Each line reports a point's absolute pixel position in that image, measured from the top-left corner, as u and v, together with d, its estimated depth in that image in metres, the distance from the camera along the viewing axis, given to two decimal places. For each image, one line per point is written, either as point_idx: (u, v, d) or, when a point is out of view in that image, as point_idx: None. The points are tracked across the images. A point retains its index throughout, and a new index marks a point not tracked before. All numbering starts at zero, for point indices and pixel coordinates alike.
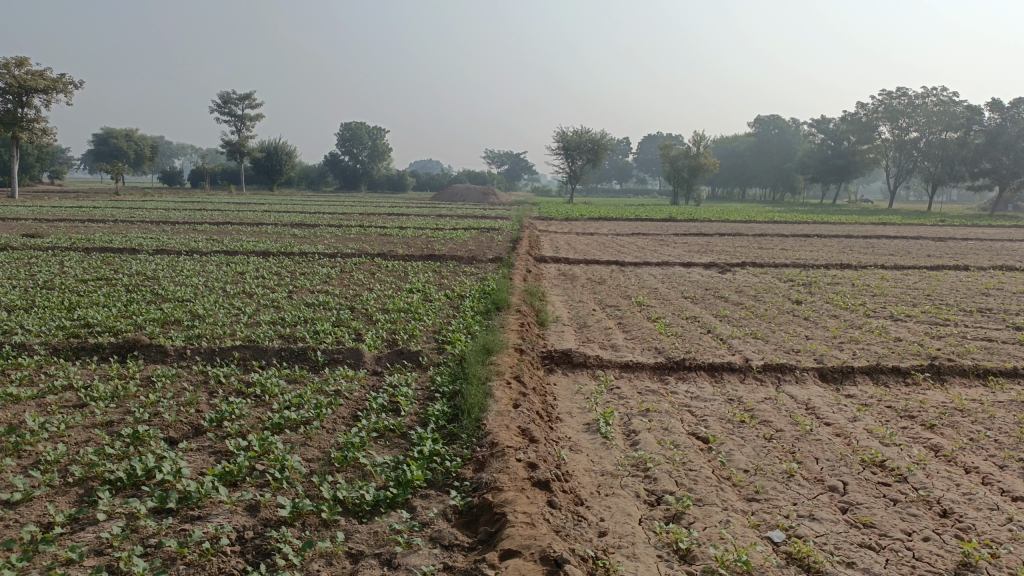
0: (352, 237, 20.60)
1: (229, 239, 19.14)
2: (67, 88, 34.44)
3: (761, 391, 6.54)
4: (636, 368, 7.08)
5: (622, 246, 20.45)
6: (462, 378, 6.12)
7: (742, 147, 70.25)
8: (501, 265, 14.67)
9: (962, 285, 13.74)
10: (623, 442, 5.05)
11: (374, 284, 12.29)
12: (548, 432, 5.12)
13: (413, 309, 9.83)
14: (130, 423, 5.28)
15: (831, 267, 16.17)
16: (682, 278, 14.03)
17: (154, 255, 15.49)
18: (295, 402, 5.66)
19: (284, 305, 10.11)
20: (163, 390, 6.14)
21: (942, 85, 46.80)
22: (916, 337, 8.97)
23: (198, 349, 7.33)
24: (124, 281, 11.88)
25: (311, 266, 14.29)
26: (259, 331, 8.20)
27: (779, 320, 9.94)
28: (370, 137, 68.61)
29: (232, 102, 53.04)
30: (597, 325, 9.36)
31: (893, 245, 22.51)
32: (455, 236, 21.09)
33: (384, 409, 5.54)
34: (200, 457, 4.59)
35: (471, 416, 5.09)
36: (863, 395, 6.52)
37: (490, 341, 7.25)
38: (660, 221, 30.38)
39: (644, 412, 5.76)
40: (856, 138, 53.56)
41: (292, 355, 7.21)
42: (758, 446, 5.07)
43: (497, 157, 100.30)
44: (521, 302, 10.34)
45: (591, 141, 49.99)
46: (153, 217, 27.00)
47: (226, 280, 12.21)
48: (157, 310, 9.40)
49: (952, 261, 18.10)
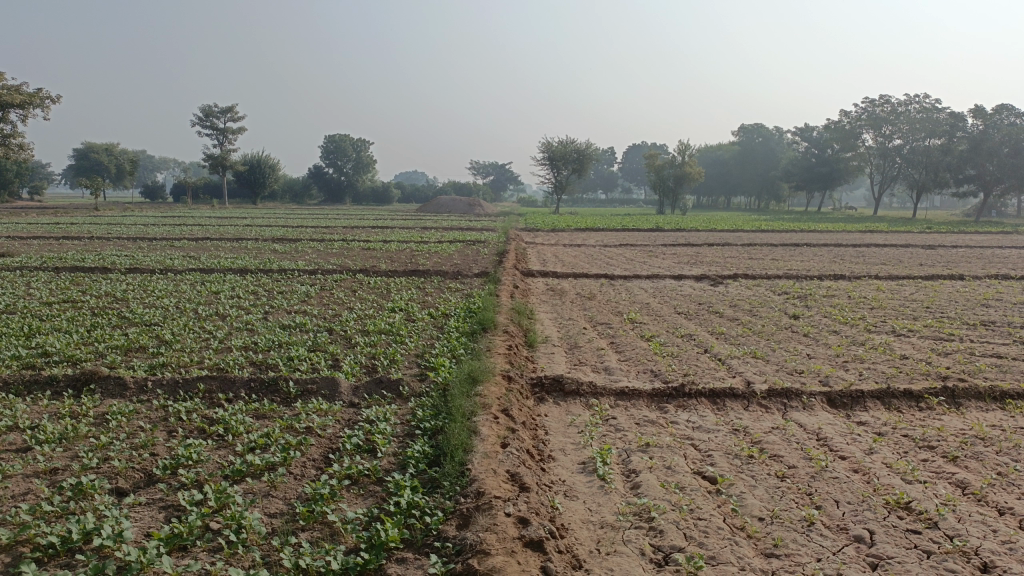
0: (334, 252, 20.06)
1: (206, 255, 18.58)
2: (43, 103, 33.77)
3: (767, 419, 6.09)
4: (632, 395, 6.61)
5: (610, 258, 20.05)
6: (444, 413, 5.63)
7: (727, 156, 70.29)
8: (487, 280, 14.21)
9: (960, 295, 13.39)
10: (623, 485, 4.58)
11: (354, 303, 11.75)
12: (540, 476, 4.65)
13: (394, 330, 9.33)
14: (75, 471, 4.74)
15: (824, 277, 15.83)
16: (674, 292, 13.60)
17: (126, 274, 14.94)
18: (261, 443, 5.14)
19: (258, 327, 9.57)
20: (117, 430, 5.59)
21: (924, 93, 46.96)
22: (922, 354, 8.54)
23: (161, 380, 6.78)
24: (91, 303, 11.31)
25: (291, 284, 13.75)
26: (229, 358, 7.66)
27: (778, 336, 9.50)
28: (354, 149, 68.02)
29: (213, 115, 52.45)
30: (588, 345, 8.89)
31: (884, 254, 22.22)
32: (440, 250, 20.65)
33: (359, 450, 5.03)
34: (148, 516, 4.06)
35: (454, 460, 4.60)
36: (875, 422, 6.09)
37: (475, 368, 6.77)
38: (647, 232, 30.06)
39: (645, 447, 5.28)
40: (840, 145, 53.64)
41: (262, 387, 6.67)
42: (771, 487, 4.61)
43: (482, 167, 99.94)
44: (508, 321, 9.85)
45: (576, 151, 49.67)
46: (131, 232, 26.38)
47: (199, 301, 11.66)
48: (121, 336, 8.83)
49: (945, 270, 17.81)
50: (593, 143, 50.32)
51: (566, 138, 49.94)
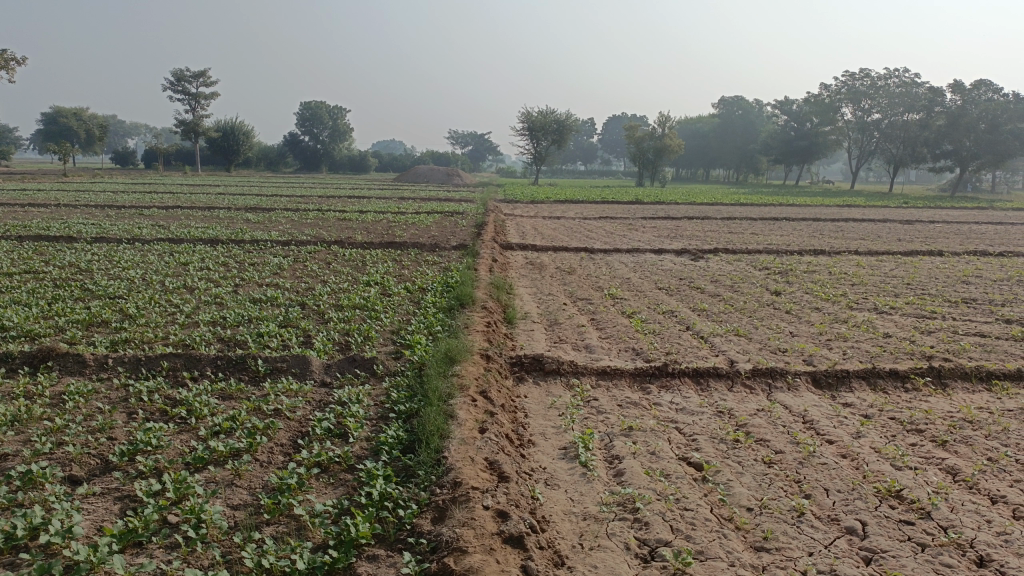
0: (309, 222, 19.63)
1: (176, 225, 18.09)
2: (8, 65, 32.65)
3: (752, 401, 5.93)
4: (614, 375, 6.42)
5: (590, 230, 19.86)
6: (420, 395, 5.40)
7: (707, 128, 70.02)
8: (465, 253, 13.94)
9: (940, 272, 13.35)
10: (606, 473, 4.39)
11: (329, 275, 11.44)
12: (520, 464, 4.44)
13: (370, 305, 9.06)
14: (26, 457, 4.44)
15: (804, 252, 15.73)
16: (655, 267, 13.41)
17: (92, 244, 14.47)
18: (225, 427, 4.87)
19: (227, 301, 9.23)
20: (74, 412, 5.29)
21: (904, 67, 46.79)
22: (906, 333, 8.43)
23: (122, 358, 6.46)
24: (53, 274, 10.88)
25: (263, 255, 13.39)
26: (195, 334, 7.35)
27: (761, 313, 9.35)
28: (331, 117, 66.89)
29: (185, 80, 51.17)
30: (568, 322, 8.68)
31: (863, 229, 22.21)
32: (418, 221, 20.31)
33: (329, 435, 4.79)
34: (102, 509, 3.80)
35: (429, 446, 4.38)
36: (862, 404, 5.95)
37: (453, 347, 6.53)
38: (626, 204, 29.82)
39: (628, 431, 5.10)
40: (818, 118, 53.60)
41: (229, 365, 6.39)
42: (759, 473, 4.45)
43: (461, 137, 98.94)
44: (487, 296, 9.60)
45: (556, 122, 49.17)
46: (99, 200, 25.70)
47: (167, 273, 11.28)
48: (83, 310, 8.46)
49: (924, 245, 17.77)
50: (573, 114, 49.83)
51: (546, 108, 49.35)
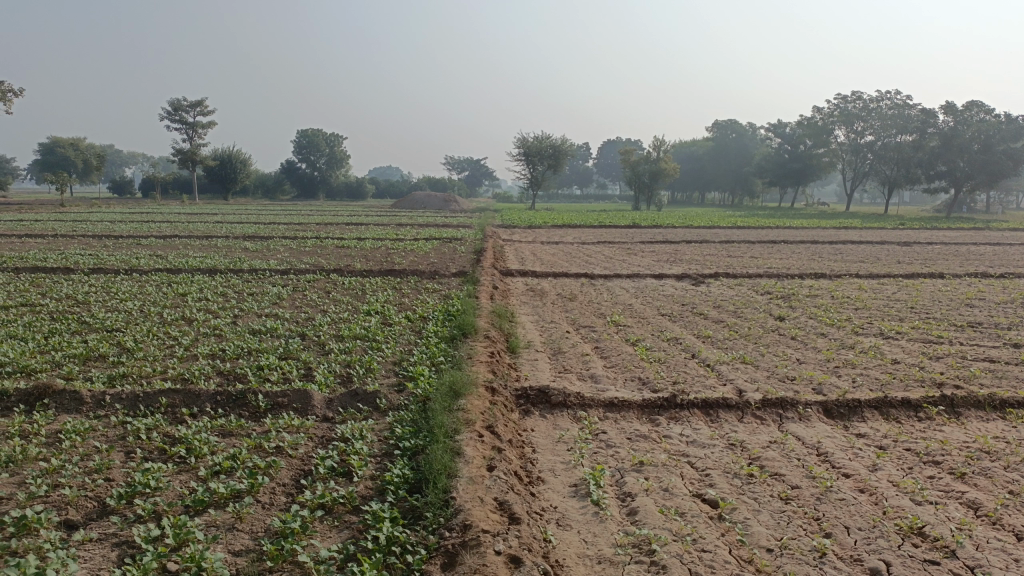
0: (307, 251, 19.55)
1: (174, 254, 18.01)
2: (5, 97, 32.74)
3: (764, 432, 5.81)
4: (622, 407, 6.29)
5: (589, 256, 19.81)
6: (425, 431, 5.27)
7: (702, 152, 70.34)
8: (465, 280, 13.86)
9: (943, 294, 13.28)
10: (619, 512, 4.26)
11: (328, 305, 11.32)
12: (530, 503, 4.31)
13: (371, 335, 8.95)
14: (20, 501, 4.29)
15: (805, 276, 15.66)
16: (656, 292, 13.32)
17: (89, 275, 14.36)
18: (226, 467, 4.73)
19: (226, 333, 9.12)
20: (70, 452, 5.15)
21: (896, 89, 47.12)
22: (914, 359, 8.32)
23: (120, 394, 6.32)
24: (50, 306, 10.76)
25: (262, 285, 13.29)
26: (194, 368, 7.23)
27: (766, 340, 9.24)
28: (328, 144, 67.10)
29: (183, 109, 51.38)
30: (572, 351, 8.56)
31: (862, 251, 22.18)
32: (416, 248, 20.25)
33: (333, 474, 4.66)
34: (99, 557, 3.66)
35: (437, 487, 4.25)
36: (876, 434, 5.83)
37: (457, 379, 6.41)
38: (624, 228, 29.81)
39: (639, 466, 4.97)
40: (812, 141, 53.83)
41: (229, 401, 6.25)
42: (776, 511, 4.33)
43: (458, 162, 99.28)
44: (489, 325, 9.49)
45: (552, 147, 49.34)
46: (96, 230, 25.63)
47: (165, 304, 11.16)
48: (80, 344, 8.33)
49: (925, 267, 17.71)
50: (569, 139, 50.02)
51: (542, 134, 49.56)
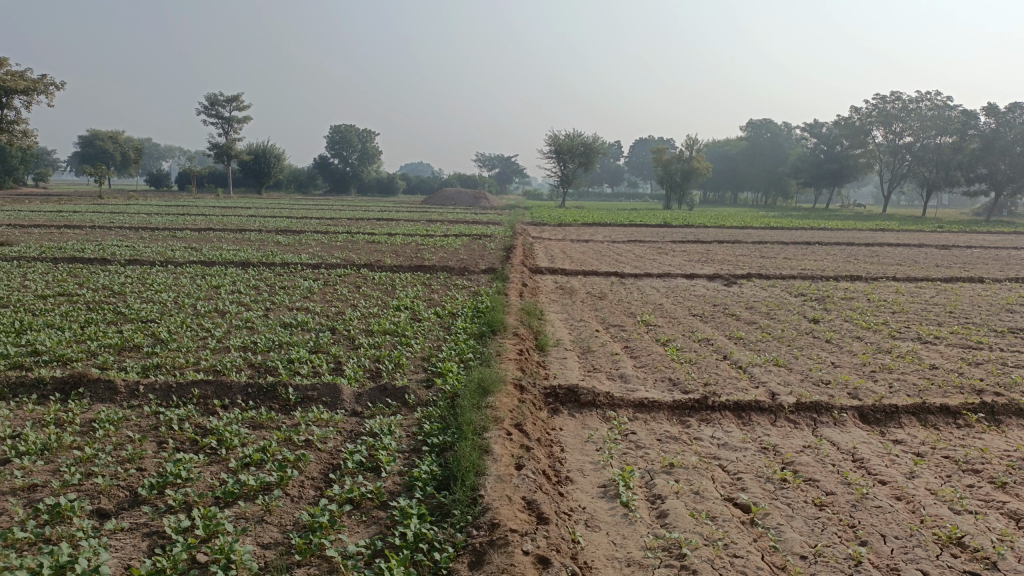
0: (338, 245, 19.68)
1: (208, 247, 18.24)
2: (47, 90, 33.40)
3: (797, 437, 5.71)
4: (652, 407, 6.22)
5: (619, 254, 19.69)
6: (454, 427, 5.25)
7: (735, 151, 69.57)
8: (495, 277, 13.84)
9: (983, 299, 12.98)
10: (649, 514, 4.20)
11: (358, 299, 11.37)
12: (559, 503, 4.27)
13: (400, 331, 8.96)
14: (55, 488, 4.35)
15: (840, 278, 15.41)
16: (687, 292, 13.20)
17: (125, 266, 14.58)
18: (256, 459, 4.76)
19: (258, 326, 9.19)
20: (104, 441, 5.22)
21: (936, 90, 46.15)
22: (953, 364, 8.13)
23: (153, 385, 6.40)
24: (87, 296, 10.95)
25: (293, 278, 13.40)
26: (226, 360, 7.29)
27: (799, 342, 9.10)
28: (360, 139, 67.54)
29: (219, 104, 52.03)
30: (602, 350, 8.49)
31: (898, 254, 21.79)
32: (446, 244, 20.29)
33: (361, 468, 4.66)
34: (131, 546, 3.69)
35: (464, 484, 4.23)
36: (913, 441, 5.70)
37: (485, 376, 6.39)
38: (654, 227, 29.59)
39: (669, 468, 4.91)
40: (848, 141, 52.92)
41: (259, 393, 6.30)
42: (810, 517, 4.24)
43: (489, 159, 99.33)
44: (518, 322, 9.46)
45: (583, 144, 49.14)
46: (133, 221, 26.02)
47: (198, 296, 11.29)
48: (115, 334, 8.46)
49: (964, 271, 17.34)
50: (600, 137, 49.77)
51: (574, 131, 49.39)
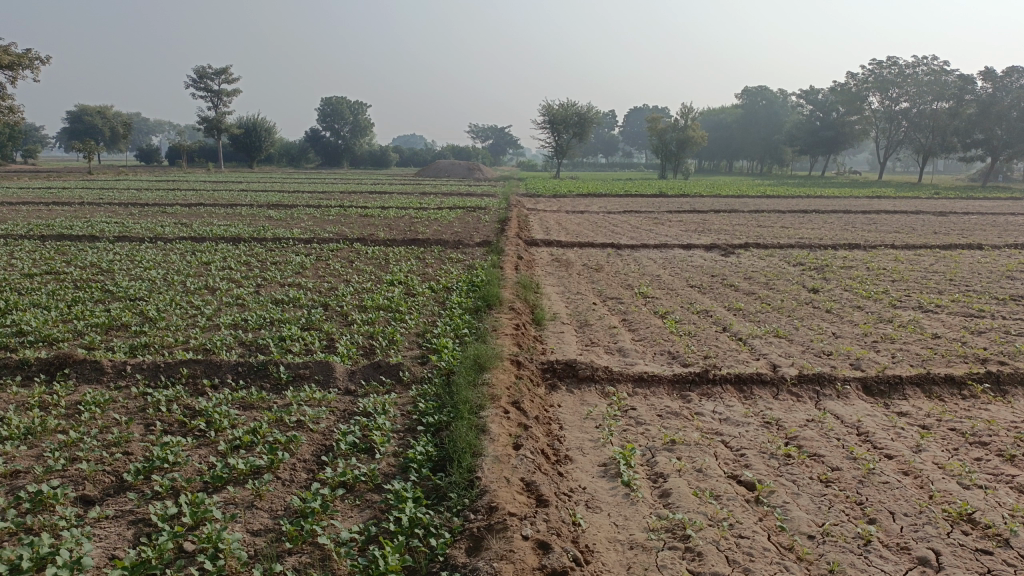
0: (331, 219, 19.45)
1: (199, 223, 17.99)
2: (33, 65, 32.83)
3: (801, 410, 5.59)
4: (652, 382, 6.10)
5: (615, 225, 19.49)
6: (449, 406, 5.12)
7: (730, 119, 68.93)
8: (490, 250, 13.66)
9: (982, 266, 12.85)
10: (651, 494, 4.08)
11: (351, 274, 11.19)
12: (558, 484, 4.14)
13: (394, 306, 8.80)
14: (37, 475, 4.21)
15: (838, 247, 15.26)
16: (684, 263, 13.04)
17: (115, 243, 14.34)
18: (245, 441, 4.61)
19: (249, 302, 9.02)
20: (90, 425, 5.07)
21: (932, 55, 45.55)
22: (955, 333, 8.00)
23: (141, 365, 6.24)
24: (74, 274, 10.75)
25: (285, 254, 13.19)
26: (216, 338, 7.13)
27: (799, 313, 8.96)
28: (352, 112, 66.78)
29: (208, 77, 51.29)
30: (599, 323, 8.35)
31: (896, 221, 21.62)
32: (440, 217, 20.07)
33: (355, 450, 4.52)
34: (115, 535, 3.57)
35: (461, 466, 4.09)
36: (918, 413, 5.59)
37: (481, 352, 6.25)
38: (650, 198, 29.31)
39: (671, 445, 4.78)
40: (844, 109, 52.41)
41: (250, 372, 6.15)
42: (817, 495, 4.13)
43: (482, 130, 98.46)
44: (514, 296, 9.31)
45: (577, 115, 48.63)
46: (123, 197, 25.68)
47: (188, 272, 11.11)
48: (103, 313, 8.27)
49: (962, 238, 17.19)
50: (594, 106, 49.26)
51: (568, 101, 48.87)
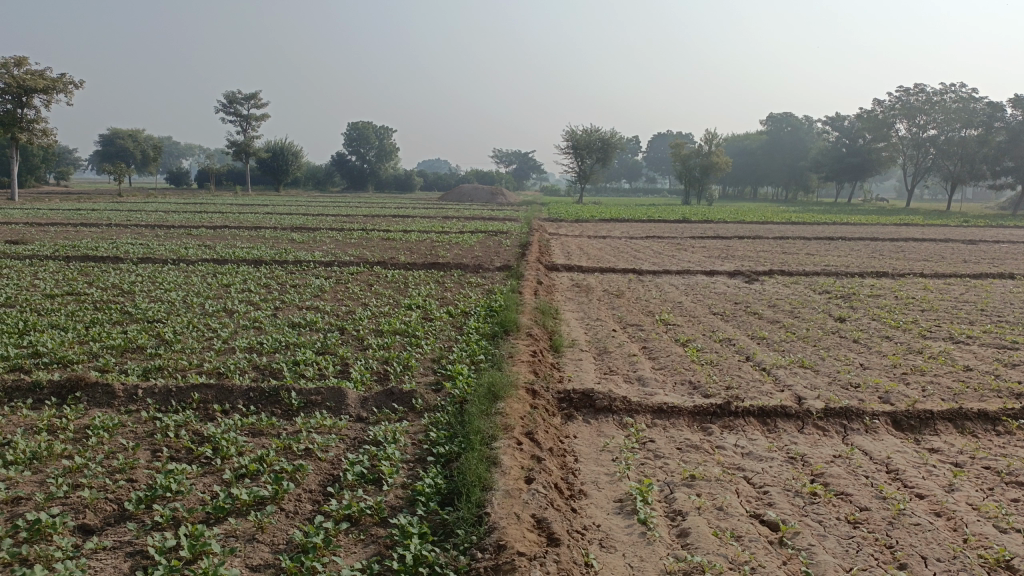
0: (353, 242, 19.50)
1: (222, 245, 18.06)
2: (67, 89, 33.52)
3: (827, 445, 5.38)
4: (672, 413, 5.91)
5: (637, 251, 19.32)
6: (461, 436, 4.98)
7: (755, 145, 68.68)
8: (510, 274, 13.58)
9: (1015, 296, 12.52)
10: (668, 534, 3.90)
11: (369, 298, 11.13)
12: (571, 521, 3.98)
13: (411, 330, 8.69)
14: (38, 502, 4.11)
15: (865, 275, 14.97)
16: (707, 290, 12.83)
17: (138, 264, 14.43)
18: (251, 470, 4.49)
19: (266, 326, 8.96)
20: (97, 450, 4.99)
21: (961, 82, 45.02)
22: (988, 366, 7.72)
23: (153, 389, 6.17)
24: (95, 296, 10.79)
25: (305, 277, 13.19)
26: (230, 362, 7.05)
27: (825, 343, 8.72)
28: (377, 136, 67.39)
29: (237, 102, 52.09)
30: (619, 351, 8.19)
31: (924, 249, 21.24)
32: (461, 240, 20.03)
33: (362, 481, 4.39)
34: (111, 567, 3.46)
35: (469, 501, 3.96)
36: (950, 450, 5.35)
37: (496, 380, 6.10)
38: (673, 223, 29.13)
39: (690, 481, 4.59)
40: (870, 135, 52.00)
41: (261, 398, 6.04)
42: (844, 537, 3.93)
43: (506, 155, 98.99)
44: (532, 322, 9.16)
45: (600, 140, 48.68)
46: (150, 219, 26.00)
47: (207, 295, 11.10)
48: (119, 335, 8.24)
49: (993, 267, 16.80)
50: (618, 132, 49.28)
51: (591, 127, 48.97)
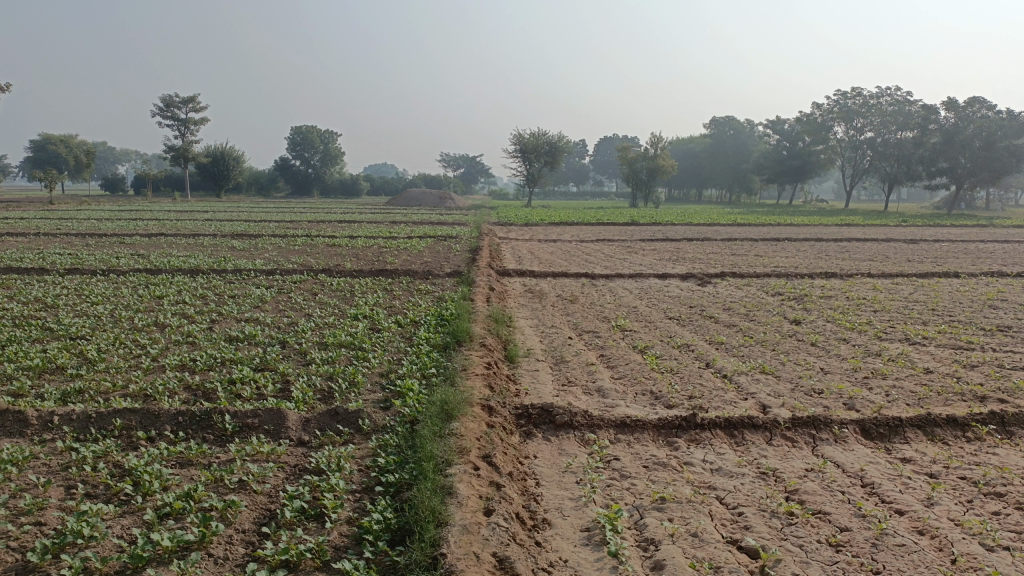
0: (296, 249, 18.83)
1: (156, 254, 17.19)
2: None
3: (799, 458, 5.13)
4: (635, 427, 5.60)
5: (588, 254, 19.09)
6: (412, 461, 4.58)
7: (699, 148, 69.57)
8: (460, 281, 13.16)
9: (962, 295, 12.61)
10: (640, 568, 3.58)
11: (313, 308, 10.61)
12: (536, 558, 3.63)
13: (357, 342, 8.25)
14: None
15: (815, 275, 14.98)
16: (662, 294, 12.63)
17: (65, 276, 13.58)
18: (176, 509, 4.01)
19: (201, 340, 8.39)
20: (2, 487, 4.43)
21: (896, 86, 46.17)
22: (948, 368, 7.62)
23: (70, 416, 5.59)
24: (14, 311, 10.04)
25: (245, 286, 12.56)
26: (159, 382, 6.51)
27: (785, 347, 8.55)
28: (322, 141, 66.21)
29: (174, 106, 50.45)
30: (576, 360, 7.86)
31: (869, 249, 21.51)
32: (409, 246, 19.55)
33: (303, 516, 3.96)
34: None
35: (422, 539, 3.57)
36: (923, 460, 5.15)
37: (449, 397, 5.70)
38: (623, 226, 29.05)
39: (661, 504, 4.28)
40: (810, 138, 53.07)
41: (192, 423, 5.52)
42: (827, 563, 3.66)
43: (453, 160, 98.54)
44: (486, 331, 8.78)
45: (548, 144, 48.56)
46: (81, 228, 24.83)
47: (138, 308, 10.43)
48: (37, 354, 7.58)
49: (937, 266, 17.03)
50: (566, 136, 49.26)
51: (539, 130, 48.80)
